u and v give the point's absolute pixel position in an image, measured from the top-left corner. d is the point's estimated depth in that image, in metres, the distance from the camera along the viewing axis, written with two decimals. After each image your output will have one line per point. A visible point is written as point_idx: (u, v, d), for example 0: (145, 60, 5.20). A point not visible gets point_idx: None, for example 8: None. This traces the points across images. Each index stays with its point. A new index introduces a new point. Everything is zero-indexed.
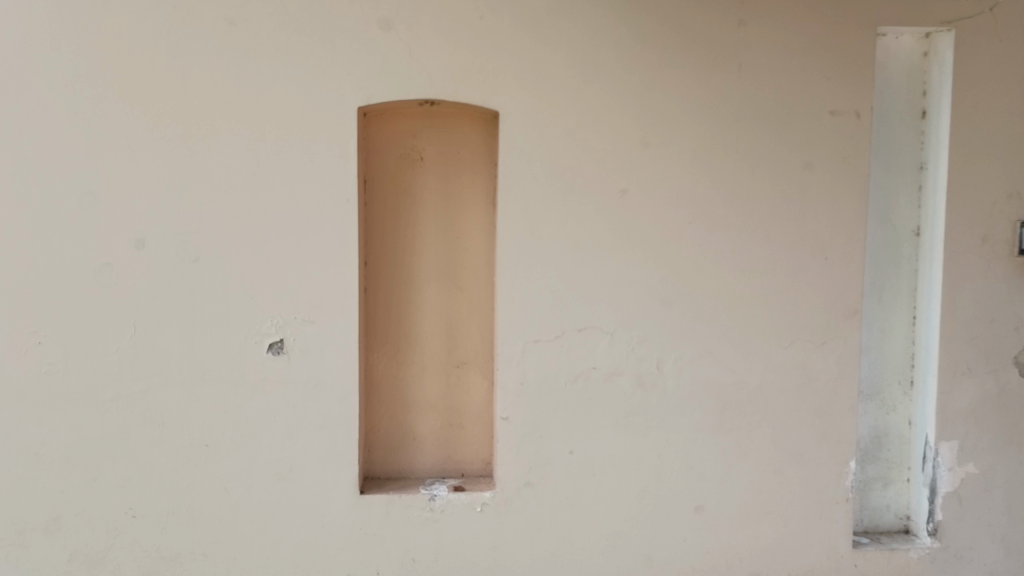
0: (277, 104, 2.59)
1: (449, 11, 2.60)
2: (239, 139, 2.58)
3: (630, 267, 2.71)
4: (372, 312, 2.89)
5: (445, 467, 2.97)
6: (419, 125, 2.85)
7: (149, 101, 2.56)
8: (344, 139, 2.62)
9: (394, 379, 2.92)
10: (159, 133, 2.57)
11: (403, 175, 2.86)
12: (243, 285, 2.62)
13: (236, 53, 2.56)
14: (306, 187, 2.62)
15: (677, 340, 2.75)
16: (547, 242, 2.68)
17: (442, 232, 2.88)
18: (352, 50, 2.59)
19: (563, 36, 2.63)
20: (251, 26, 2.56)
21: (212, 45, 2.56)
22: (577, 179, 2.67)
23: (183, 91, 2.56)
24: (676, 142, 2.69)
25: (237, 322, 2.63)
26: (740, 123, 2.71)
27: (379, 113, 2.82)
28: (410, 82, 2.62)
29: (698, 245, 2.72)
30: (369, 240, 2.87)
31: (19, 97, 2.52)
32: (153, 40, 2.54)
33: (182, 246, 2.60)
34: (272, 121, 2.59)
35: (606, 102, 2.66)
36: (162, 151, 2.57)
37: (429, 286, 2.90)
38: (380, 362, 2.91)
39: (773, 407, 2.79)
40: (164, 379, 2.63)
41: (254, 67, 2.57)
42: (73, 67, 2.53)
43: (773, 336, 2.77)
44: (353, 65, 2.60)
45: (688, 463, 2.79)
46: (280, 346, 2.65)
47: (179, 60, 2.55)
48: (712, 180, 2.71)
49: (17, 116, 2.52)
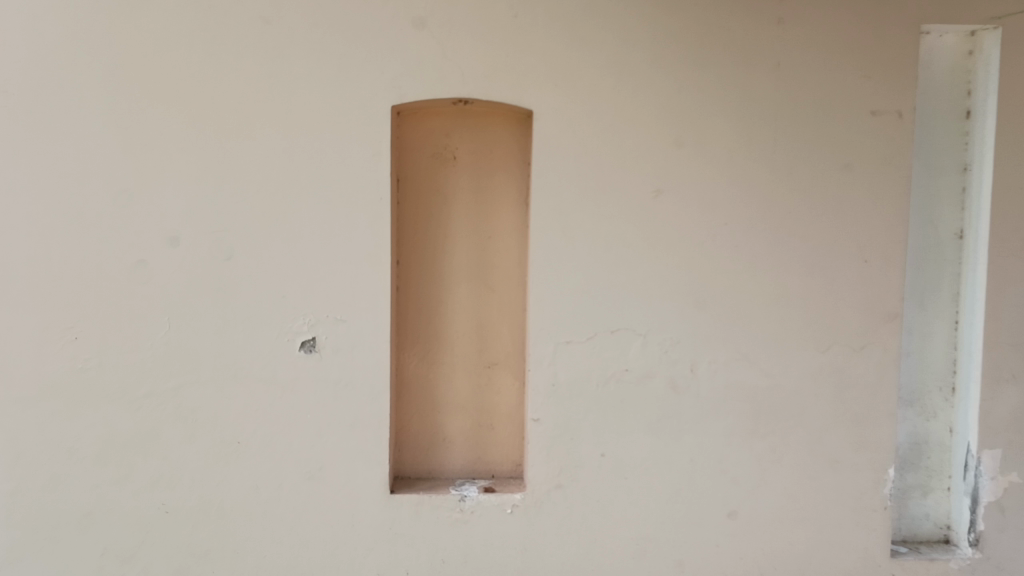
0: (311, 103, 2.59)
1: (482, 10, 2.59)
2: (273, 138, 2.59)
3: (664, 268, 2.67)
4: (403, 311, 2.89)
5: (475, 467, 2.96)
6: (452, 124, 2.84)
7: (183, 101, 2.58)
8: (377, 138, 2.62)
9: (425, 379, 2.91)
10: (195, 133, 2.58)
11: (435, 174, 2.86)
12: (277, 284, 2.63)
13: (271, 52, 2.57)
14: (339, 186, 2.62)
15: (711, 344, 2.71)
16: (579, 243, 2.66)
17: (474, 232, 2.87)
18: (386, 49, 2.59)
19: (596, 35, 2.61)
20: (286, 26, 2.57)
21: (247, 44, 2.57)
22: (610, 179, 2.64)
23: (218, 90, 2.58)
24: (712, 142, 2.65)
25: (269, 320, 2.64)
26: (777, 124, 2.67)
27: (411, 112, 2.82)
28: (443, 81, 2.61)
29: (733, 247, 2.68)
30: (401, 239, 2.87)
31: (56, 96, 2.55)
32: (187, 39, 2.56)
33: (216, 244, 2.61)
34: (304, 120, 2.60)
35: (641, 102, 2.63)
36: (197, 150, 2.59)
37: (460, 285, 2.89)
38: (411, 361, 2.90)
39: (809, 412, 2.74)
40: (194, 376, 2.64)
41: (288, 66, 2.58)
42: (108, 66, 2.56)
43: (810, 340, 2.72)
44: (386, 64, 2.60)
45: (720, 468, 2.74)
46: (312, 345, 2.65)
47: (215, 59, 2.57)
48: (748, 181, 2.67)
49: (56, 116, 2.56)
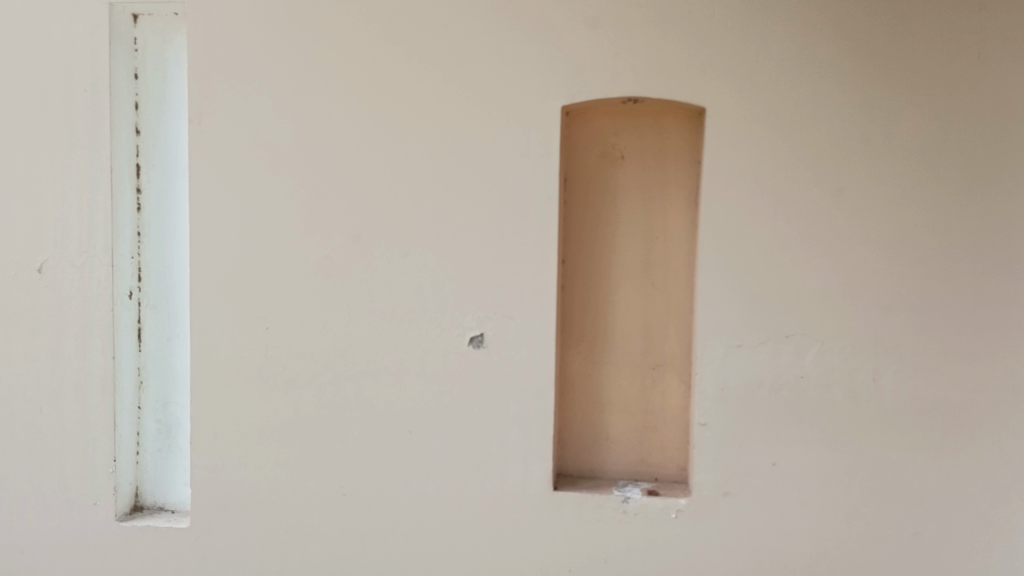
0: (484, 104, 2.66)
1: (656, 7, 2.57)
2: (447, 139, 2.68)
3: (844, 271, 2.54)
4: (569, 310, 2.91)
5: (638, 469, 2.93)
6: (621, 124, 2.83)
7: (367, 104, 2.71)
8: (548, 138, 2.65)
9: (589, 378, 2.92)
10: (376, 134, 2.71)
11: (604, 173, 2.85)
12: (448, 280, 2.72)
13: (447, 56, 2.66)
14: (510, 185, 2.67)
15: (894, 352, 2.55)
16: (753, 244, 2.57)
17: (642, 231, 2.85)
18: (558, 50, 2.62)
19: (775, 28, 2.52)
20: (462, 29, 2.65)
21: (425, 48, 2.67)
22: (787, 177, 2.54)
23: (397, 93, 2.69)
24: (899, 138, 2.50)
25: (440, 315, 2.74)
26: (976, 117, 2.48)
27: (581, 111, 2.83)
28: (615, 80, 2.60)
29: (923, 249, 2.51)
30: (568, 238, 2.89)
31: (256, 102, 2.76)
32: (371, 46, 2.69)
33: (393, 241, 2.73)
34: (478, 121, 2.66)
35: (823, 97, 2.51)
36: (378, 151, 2.71)
37: (627, 285, 2.87)
38: (575, 359, 2.92)
39: (1006, 430, 2.53)
40: (372, 367, 2.78)
41: (463, 69, 2.66)
42: (300, 73, 2.73)
43: (1009, 352, 2.51)
44: (558, 64, 2.62)
45: (903, 485, 2.58)
46: (480, 340, 2.72)
47: (396, 64, 2.69)
48: (941, 178, 2.49)
49: (255, 121, 2.76)
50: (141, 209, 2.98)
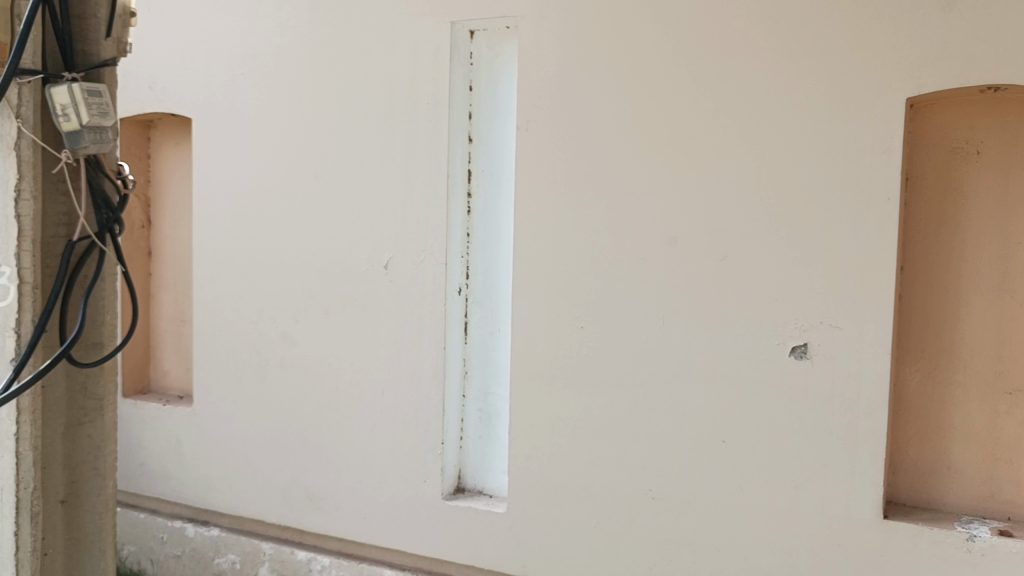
0: (817, 101, 2.50)
1: None
2: (775, 139, 2.56)
3: None
4: (907, 322, 2.64)
5: (987, 506, 2.58)
6: (978, 116, 2.52)
7: (690, 105, 2.67)
8: (890, 133, 2.42)
9: (929, 398, 2.63)
10: (698, 136, 2.67)
11: (955, 172, 2.56)
12: (770, 287, 2.60)
13: (777, 52, 2.55)
14: (843, 186, 2.49)
15: None
16: None
17: (1001, 235, 2.51)
18: (905, 38, 2.39)
19: None
20: (794, 24, 2.52)
21: (754, 46, 2.58)
22: None
23: (723, 93, 2.62)
24: None
25: (760, 322, 2.62)
26: None
27: (929, 104, 2.56)
28: (974, 67, 2.32)
29: None
30: (908, 243, 2.62)
31: (580, 109, 2.84)
32: (696, 46, 2.65)
33: (713, 245, 2.67)
34: (809, 118, 2.52)
35: None
36: (700, 153, 2.67)
37: (980, 296, 2.55)
38: (913, 377, 2.64)
39: None
40: (685, 372, 2.74)
41: (794, 64, 2.52)
42: (624, 79, 2.77)
43: None
44: (904, 53, 2.40)
45: None
46: (802, 351, 2.57)
47: (722, 63, 2.62)
48: None
49: (578, 128, 2.84)
50: (471, 212, 3.14)
